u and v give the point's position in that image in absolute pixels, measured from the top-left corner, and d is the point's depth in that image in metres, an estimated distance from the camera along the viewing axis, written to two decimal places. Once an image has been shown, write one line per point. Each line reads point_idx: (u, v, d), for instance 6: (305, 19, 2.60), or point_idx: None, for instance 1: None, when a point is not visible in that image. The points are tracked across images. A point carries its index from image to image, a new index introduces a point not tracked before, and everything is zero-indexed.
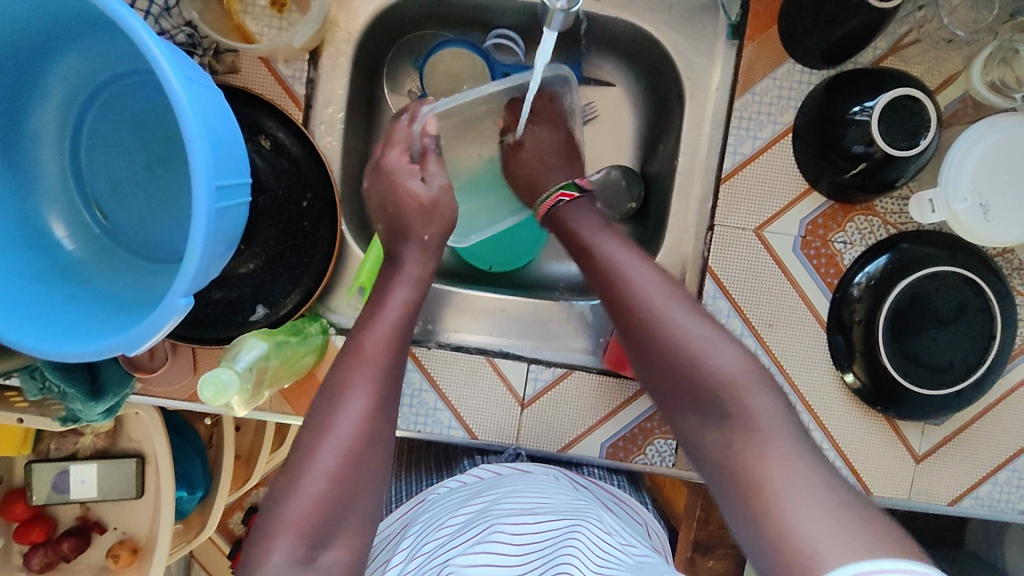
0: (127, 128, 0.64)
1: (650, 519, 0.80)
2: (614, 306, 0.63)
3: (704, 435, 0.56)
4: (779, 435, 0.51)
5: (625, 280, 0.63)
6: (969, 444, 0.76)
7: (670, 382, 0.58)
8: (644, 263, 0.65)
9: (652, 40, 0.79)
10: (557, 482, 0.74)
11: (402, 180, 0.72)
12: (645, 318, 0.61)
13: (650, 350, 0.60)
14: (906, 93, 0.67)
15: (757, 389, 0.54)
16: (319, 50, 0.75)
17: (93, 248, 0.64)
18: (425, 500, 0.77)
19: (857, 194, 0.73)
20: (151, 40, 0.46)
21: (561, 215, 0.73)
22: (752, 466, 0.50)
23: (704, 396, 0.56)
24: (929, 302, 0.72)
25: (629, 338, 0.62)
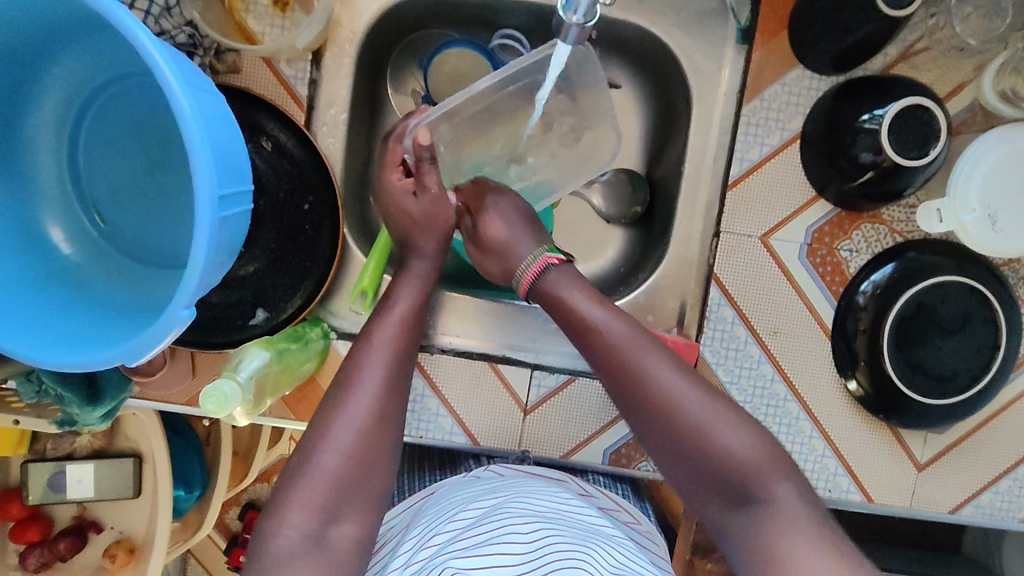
0: (126, 130, 0.63)
1: (649, 528, 0.79)
2: (619, 386, 0.62)
3: (725, 519, 0.58)
4: (803, 519, 0.54)
5: (630, 359, 0.62)
6: (971, 453, 0.76)
7: (687, 466, 0.59)
8: (647, 342, 0.63)
9: (660, 44, 0.78)
10: (566, 488, 0.74)
11: (398, 199, 0.72)
12: (660, 407, 0.60)
13: (667, 433, 0.60)
14: (916, 103, 0.66)
15: (776, 472, 0.57)
16: (322, 50, 0.73)
17: (92, 253, 0.63)
18: (433, 494, 0.76)
19: (864, 203, 0.72)
20: (160, 56, 0.45)
21: (549, 286, 0.69)
22: (779, 546, 0.53)
23: (726, 483, 0.58)
24: (935, 311, 0.71)
25: (643, 423, 0.61)
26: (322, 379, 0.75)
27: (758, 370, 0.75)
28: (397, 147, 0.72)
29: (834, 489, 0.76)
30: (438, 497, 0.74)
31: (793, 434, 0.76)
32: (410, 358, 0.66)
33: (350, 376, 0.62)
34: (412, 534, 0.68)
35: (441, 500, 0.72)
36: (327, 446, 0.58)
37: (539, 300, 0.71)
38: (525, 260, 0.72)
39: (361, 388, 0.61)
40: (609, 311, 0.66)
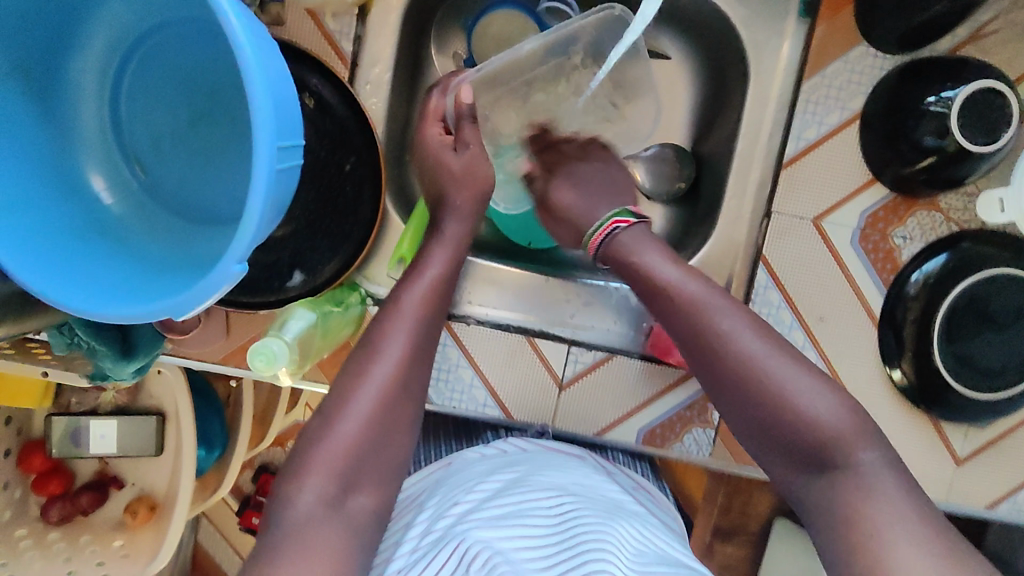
0: (169, 81, 0.61)
1: (664, 504, 0.80)
2: (694, 347, 0.62)
3: (802, 487, 0.57)
4: (886, 485, 0.53)
5: (705, 318, 0.61)
6: (1013, 449, 0.75)
7: (759, 425, 0.59)
8: (720, 296, 0.62)
9: (718, 14, 0.75)
10: (585, 466, 0.74)
11: (437, 152, 0.72)
12: (733, 361, 0.59)
13: (739, 391, 0.59)
14: (990, 87, 0.64)
15: (859, 442, 0.55)
16: (368, 6, 0.70)
17: (131, 206, 0.61)
18: (451, 464, 0.75)
19: (923, 189, 0.70)
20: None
21: (615, 244, 0.70)
22: (861, 517, 0.52)
23: (799, 446, 0.57)
24: (987, 304, 0.69)
25: (716, 380, 0.61)
26: (356, 345, 0.74)
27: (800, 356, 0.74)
28: (440, 100, 0.73)
29: None
30: (458, 468, 0.73)
31: None
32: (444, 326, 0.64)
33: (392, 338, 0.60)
34: (429, 504, 0.67)
35: (460, 472, 0.72)
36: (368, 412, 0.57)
37: (608, 260, 0.71)
38: (593, 225, 0.73)
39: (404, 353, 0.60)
40: (684, 273, 0.65)
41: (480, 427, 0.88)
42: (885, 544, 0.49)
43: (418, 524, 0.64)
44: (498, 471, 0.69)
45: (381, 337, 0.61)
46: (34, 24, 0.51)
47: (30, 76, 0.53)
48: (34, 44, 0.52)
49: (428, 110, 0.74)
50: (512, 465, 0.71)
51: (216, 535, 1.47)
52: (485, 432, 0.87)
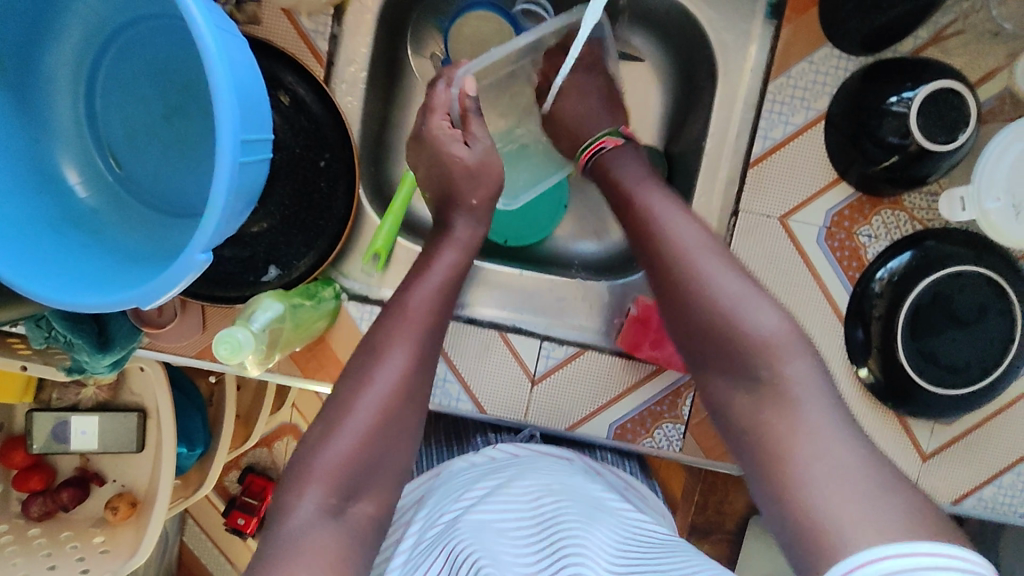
0: (144, 76, 0.62)
1: (657, 503, 0.80)
2: (654, 264, 0.62)
3: (733, 396, 0.56)
4: (810, 399, 0.53)
5: (664, 238, 0.62)
6: (978, 445, 0.76)
7: (708, 341, 0.58)
8: (687, 217, 0.63)
9: (687, 15, 0.76)
10: (571, 465, 0.74)
11: (441, 158, 0.71)
12: (683, 275, 0.60)
13: (687, 304, 0.59)
14: (948, 86, 0.65)
15: (791, 357, 0.55)
16: (343, 6, 0.72)
17: (106, 198, 0.62)
18: (441, 474, 0.75)
19: (887, 187, 0.71)
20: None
21: (603, 161, 0.72)
22: (780, 426, 0.52)
23: (743, 358, 0.56)
24: (950, 301, 0.71)
25: (665, 292, 0.61)
26: (332, 340, 0.75)
27: None
28: (445, 93, 0.70)
29: None
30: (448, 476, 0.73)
31: None
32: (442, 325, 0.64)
33: (374, 335, 0.62)
34: (421, 514, 0.67)
35: (450, 479, 0.72)
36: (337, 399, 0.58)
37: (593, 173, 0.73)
38: (586, 139, 0.75)
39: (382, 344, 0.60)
40: (658, 194, 0.66)
41: (472, 430, 0.88)
42: (803, 458, 0.49)
43: (410, 536, 0.65)
44: (486, 475, 0.70)
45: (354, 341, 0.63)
46: (8, 19, 0.53)
47: (6, 71, 0.55)
48: (7, 39, 0.54)
49: (433, 104, 0.71)
50: (499, 468, 0.71)
51: (201, 535, 1.47)
52: (476, 436, 0.86)
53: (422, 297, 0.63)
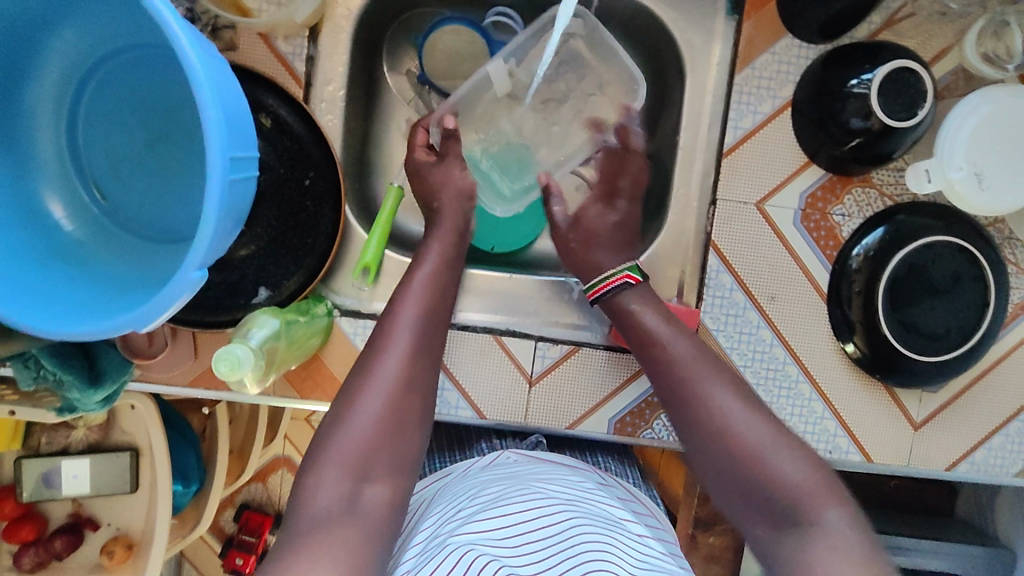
0: (125, 106, 0.63)
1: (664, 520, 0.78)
2: (690, 419, 0.62)
3: (775, 548, 0.54)
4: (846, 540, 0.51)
5: (687, 373, 0.64)
6: (966, 409, 0.78)
7: (734, 485, 0.58)
8: (702, 355, 0.65)
9: (651, 17, 0.79)
10: (581, 478, 0.73)
11: None
12: (708, 414, 0.61)
13: (718, 448, 0.59)
14: (903, 66, 0.69)
15: (827, 498, 0.54)
16: (319, 27, 0.73)
17: (93, 229, 0.62)
18: (453, 475, 0.75)
19: (856, 167, 0.74)
20: (177, 23, 0.46)
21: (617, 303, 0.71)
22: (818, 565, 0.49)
23: (773, 507, 0.55)
24: (926, 271, 0.73)
25: (697, 440, 0.61)
26: (327, 356, 0.75)
27: (757, 336, 0.77)
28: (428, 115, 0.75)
29: (833, 450, 0.78)
30: (456, 480, 0.73)
31: (793, 398, 0.77)
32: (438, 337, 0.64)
33: (370, 349, 0.62)
34: (432, 513, 0.66)
35: (463, 483, 0.71)
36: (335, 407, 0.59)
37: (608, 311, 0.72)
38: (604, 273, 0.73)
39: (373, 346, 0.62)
40: (675, 332, 0.67)
41: (475, 437, 0.88)
42: None
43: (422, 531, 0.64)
44: (500, 481, 0.69)
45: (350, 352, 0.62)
46: None
47: None
48: None
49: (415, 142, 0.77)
50: (513, 476, 0.70)
51: None
52: (480, 442, 0.86)
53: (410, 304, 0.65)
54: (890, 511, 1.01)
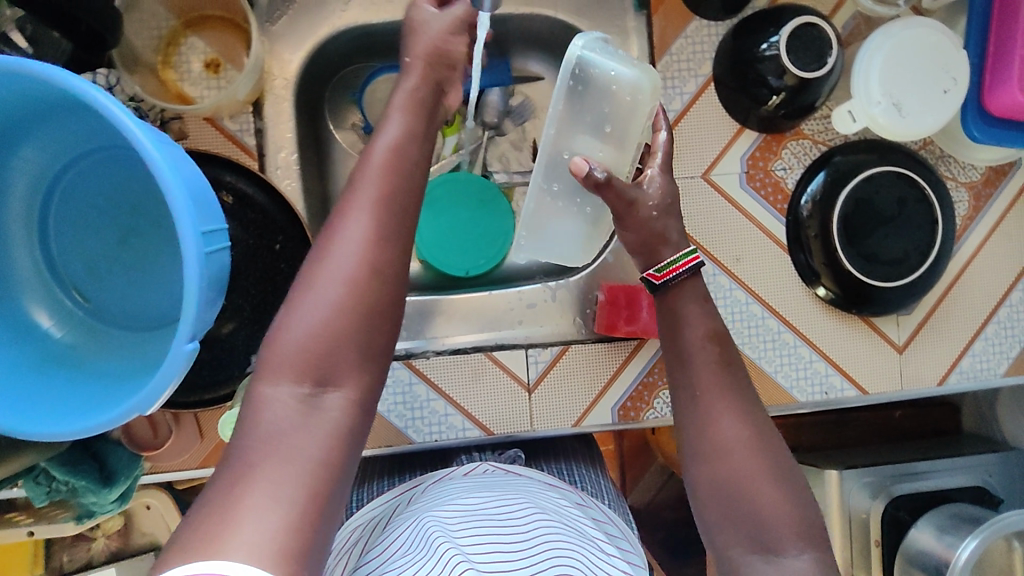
0: (90, 209, 0.65)
1: (626, 530, 0.72)
2: None
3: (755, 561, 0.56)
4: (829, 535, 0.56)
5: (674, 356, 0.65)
6: (942, 324, 0.82)
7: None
8: None
9: (568, 28, 0.85)
10: (550, 488, 0.71)
11: None
12: None
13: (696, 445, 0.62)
14: (804, 22, 0.73)
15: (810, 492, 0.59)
16: (261, 101, 0.77)
17: (81, 332, 0.64)
18: (425, 481, 0.73)
19: (784, 122, 0.79)
20: (133, 120, 0.49)
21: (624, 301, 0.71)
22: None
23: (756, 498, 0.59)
24: (872, 203, 0.78)
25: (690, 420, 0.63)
26: None
27: (732, 298, 0.80)
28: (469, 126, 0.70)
29: (828, 391, 0.81)
30: (424, 487, 0.71)
31: (779, 348, 0.80)
32: (389, 264, 0.56)
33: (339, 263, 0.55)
34: (408, 514, 0.65)
35: (433, 489, 0.69)
36: (302, 361, 0.52)
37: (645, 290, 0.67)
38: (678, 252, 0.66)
39: (322, 297, 0.54)
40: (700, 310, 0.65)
41: (455, 451, 0.85)
42: None
43: (393, 531, 0.62)
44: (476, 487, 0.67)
45: (313, 278, 0.55)
46: None
47: None
48: None
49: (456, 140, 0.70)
50: (490, 484, 0.68)
51: None
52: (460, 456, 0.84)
53: (355, 245, 0.55)
54: (902, 440, 1.03)
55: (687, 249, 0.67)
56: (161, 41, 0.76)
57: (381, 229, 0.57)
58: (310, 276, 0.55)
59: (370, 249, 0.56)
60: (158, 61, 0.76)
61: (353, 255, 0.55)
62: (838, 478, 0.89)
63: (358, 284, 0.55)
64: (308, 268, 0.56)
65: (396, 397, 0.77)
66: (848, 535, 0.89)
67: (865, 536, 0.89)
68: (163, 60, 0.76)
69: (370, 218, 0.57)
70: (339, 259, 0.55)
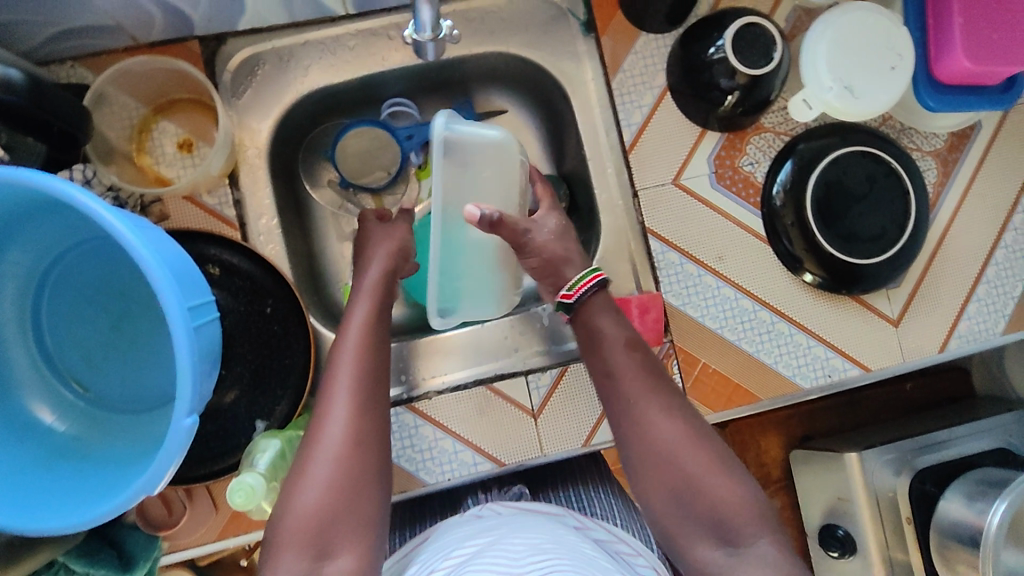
0: (81, 300, 0.67)
1: (643, 547, 0.71)
2: None
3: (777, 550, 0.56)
4: None
5: None
6: (932, 290, 0.82)
7: (676, 491, 0.61)
8: None
9: (521, 60, 0.87)
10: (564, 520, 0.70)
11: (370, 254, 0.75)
12: None
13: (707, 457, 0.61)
14: (747, 22, 0.76)
15: None
16: (236, 172, 0.79)
17: (86, 422, 0.65)
18: (439, 529, 0.72)
19: (744, 119, 0.81)
20: (108, 211, 0.50)
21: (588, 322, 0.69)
22: None
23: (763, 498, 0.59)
24: (842, 183, 0.79)
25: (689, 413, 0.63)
26: None
27: (721, 296, 0.81)
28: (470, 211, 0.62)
29: (831, 374, 0.81)
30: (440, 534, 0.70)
31: (776, 339, 0.81)
32: (373, 436, 0.60)
33: (328, 437, 0.59)
34: (425, 563, 0.64)
35: (448, 535, 0.68)
36: (304, 540, 0.56)
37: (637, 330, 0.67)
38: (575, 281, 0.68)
39: (316, 474, 0.58)
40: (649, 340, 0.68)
41: (464, 493, 0.87)
42: None
43: None
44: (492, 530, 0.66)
45: (307, 455, 0.59)
46: None
47: None
48: None
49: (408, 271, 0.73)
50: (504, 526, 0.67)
51: None
52: (468, 498, 0.85)
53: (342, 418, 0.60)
54: (917, 412, 1.02)
55: (588, 269, 0.69)
56: (133, 130, 0.78)
57: (362, 398, 0.61)
58: (305, 455, 0.59)
59: (357, 422, 0.60)
60: (133, 150, 0.78)
61: (339, 431, 0.59)
62: (859, 459, 0.88)
63: (347, 457, 0.58)
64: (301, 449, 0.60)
65: (403, 442, 0.78)
66: (877, 517, 0.87)
67: (895, 516, 0.87)
68: (138, 148, 0.79)
69: (350, 392, 0.61)
70: (327, 438, 0.59)
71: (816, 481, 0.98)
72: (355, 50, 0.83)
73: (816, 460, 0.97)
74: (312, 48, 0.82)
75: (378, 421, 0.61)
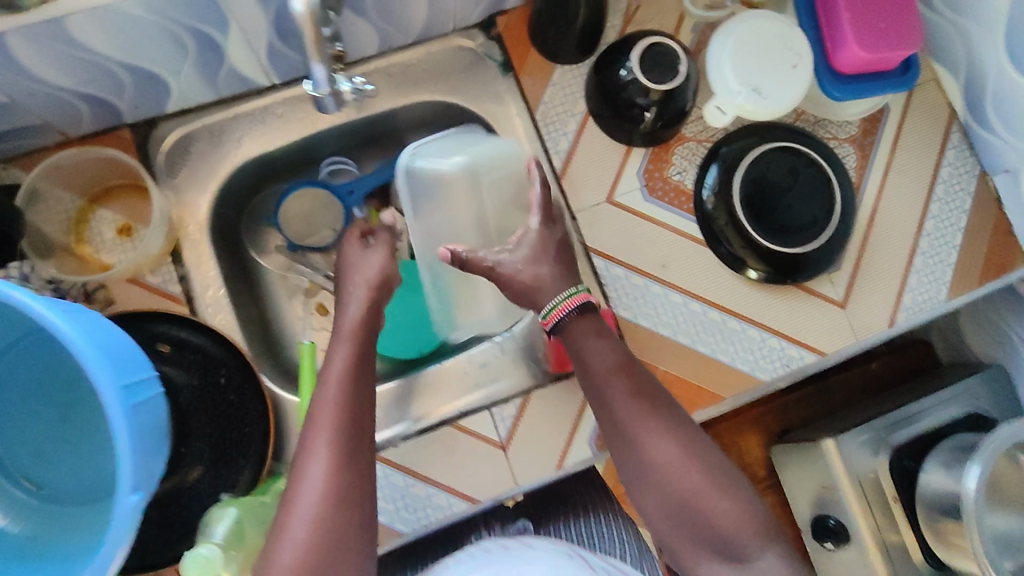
0: (25, 396, 0.66)
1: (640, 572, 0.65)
2: None
3: None
4: None
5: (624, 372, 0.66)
6: (872, 268, 0.84)
7: None
8: None
9: (446, 106, 0.91)
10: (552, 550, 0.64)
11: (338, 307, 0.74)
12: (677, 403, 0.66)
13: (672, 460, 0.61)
14: (652, 42, 0.80)
15: None
16: (178, 249, 0.80)
17: (38, 519, 0.63)
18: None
19: (666, 131, 0.84)
20: (36, 300, 0.50)
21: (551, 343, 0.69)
22: None
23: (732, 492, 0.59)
24: (766, 179, 0.83)
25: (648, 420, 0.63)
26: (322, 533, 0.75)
27: (670, 303, 0.82)
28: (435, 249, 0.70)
29: (789, 364, 0.82)
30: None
31: (730, 337, 0.82)
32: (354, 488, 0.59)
33: (308, 493, 0.58)
34: None
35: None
36: None
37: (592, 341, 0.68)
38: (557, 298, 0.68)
39: (294, 533, 0.56)
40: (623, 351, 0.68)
41: (467, 532, 0.88)
42: None
43: None
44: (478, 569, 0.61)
45: (286, 514, 0.58)
46: None
47: None
48: None
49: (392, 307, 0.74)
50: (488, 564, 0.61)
51: None
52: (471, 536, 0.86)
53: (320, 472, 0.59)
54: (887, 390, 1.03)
55: (569, 291, 0.68)
56: (71, 222, 0.80)
57: (341, 451, 0.60)
58: (284, 515, 0.58)
59: (335, 476, 0.59)
60: (72, 241, 0.79)
61: (318, 485, 0.58)
62: (835, 445, 0.88)
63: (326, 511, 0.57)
64: (282, 509, 0.59)
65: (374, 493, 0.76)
66: (865, 501, 0.86)
67: (883, 496, 0.86)
68: (76, 238, 0.80)
69: (328, 445, 0.61)
70: (305, 496, 0.58)
71: (801, 474, 0.97)
72: (284, 116, 0.86)
73: (794, 453, 0.97)
74: (243, 120, 0.85)
75: (358, 471, 0.60)
